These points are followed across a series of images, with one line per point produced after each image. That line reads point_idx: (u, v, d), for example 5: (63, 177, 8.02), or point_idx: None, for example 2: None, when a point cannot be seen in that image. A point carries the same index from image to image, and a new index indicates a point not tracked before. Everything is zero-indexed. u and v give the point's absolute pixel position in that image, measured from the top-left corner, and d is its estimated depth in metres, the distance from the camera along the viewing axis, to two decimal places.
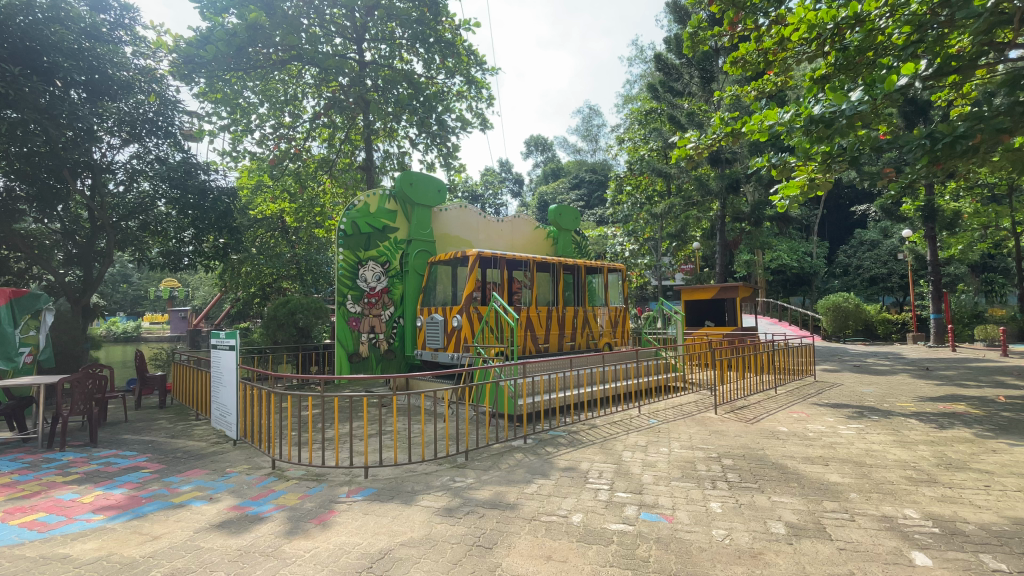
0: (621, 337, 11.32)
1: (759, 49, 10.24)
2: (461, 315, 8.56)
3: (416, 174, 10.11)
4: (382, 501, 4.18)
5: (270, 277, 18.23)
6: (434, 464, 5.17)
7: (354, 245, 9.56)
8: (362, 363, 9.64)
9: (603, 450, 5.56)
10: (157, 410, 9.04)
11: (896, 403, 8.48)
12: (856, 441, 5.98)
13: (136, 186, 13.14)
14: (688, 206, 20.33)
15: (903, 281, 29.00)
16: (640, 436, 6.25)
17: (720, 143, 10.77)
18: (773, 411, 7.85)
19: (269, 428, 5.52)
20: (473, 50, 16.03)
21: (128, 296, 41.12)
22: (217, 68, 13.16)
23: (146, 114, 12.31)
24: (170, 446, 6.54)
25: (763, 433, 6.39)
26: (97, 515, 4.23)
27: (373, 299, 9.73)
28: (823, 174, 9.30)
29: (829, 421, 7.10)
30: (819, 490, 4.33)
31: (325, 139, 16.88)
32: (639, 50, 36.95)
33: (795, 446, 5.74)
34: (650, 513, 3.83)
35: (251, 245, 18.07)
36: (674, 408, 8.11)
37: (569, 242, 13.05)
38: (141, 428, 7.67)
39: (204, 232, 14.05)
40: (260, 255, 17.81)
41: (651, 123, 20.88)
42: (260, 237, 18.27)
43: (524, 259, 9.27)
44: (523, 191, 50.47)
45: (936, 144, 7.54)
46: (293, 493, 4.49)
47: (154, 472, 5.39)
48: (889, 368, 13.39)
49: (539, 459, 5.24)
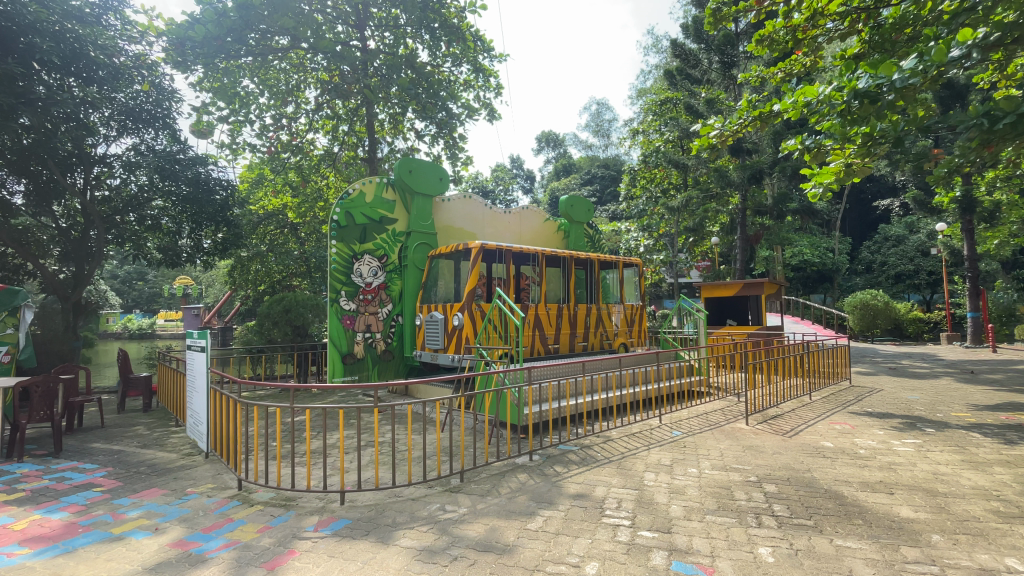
0: (637, 337, 10.49)
1: (788, 26, 9.16)
2: (462, 313, 7.88)
3: (415, 161, 9.36)
4: (354, 539, 3.44)
5: (280, 275, 17.56)
6: (424, 488, 4.41)
7: (348, 236, 8.80)
8: (357, 364, 8.84)
9: (621, 471, 4.76)
10: (139, 415, 8.43)
11: (951, 412, 7.53)
12: (918, 462, 5.12)
13: (131, 180, 12.75)
14: (707, 199, 19.37)
15: (931, 278, 27.70)
16: (663, 452, 5.44)
17: (747, 128, 9.75)
18: (812, 421, 6.98)
19: (234, 442, 4.81)
20: (480, 35, 15.25)
21: (143, 293, 41.88)
22: (210, 53, 12.39)
23: (144, 108, 12.13)
24: (136, 458, 5.87)
25: (805, 450, 5.55)
26: (21, 549, 3.56)
27: (369, 296, 8.98)
28: (862, 160, 8.44)
29: (879, 434, 6.23)
30: (893, 530, 3.52)
31: (328, 131, 16.43)
32: (654, 39, 35.87)
33: (847, 468, 4.90)
34: (683, 562, 3.06)
35: (261, 244, 17.57)
36: (699, 417, 7.29)
37: (582, 235, 12.25)
38: (115, 435, 7.03)
39: (201, 225, 13.56)
40: (268, 252, 17.01)
41: (665, 113, 20.00)
42: (268, 235, 17.66)
43: (532, 252, 8.54)
44: (534, 187, 49.57)
45: (995, 123, 6.56)
46: (252, 525, 3.77)
47: (106, 492, 4.72)
48: (929, 370, 12.39)
49: (546, 483, 4.45)
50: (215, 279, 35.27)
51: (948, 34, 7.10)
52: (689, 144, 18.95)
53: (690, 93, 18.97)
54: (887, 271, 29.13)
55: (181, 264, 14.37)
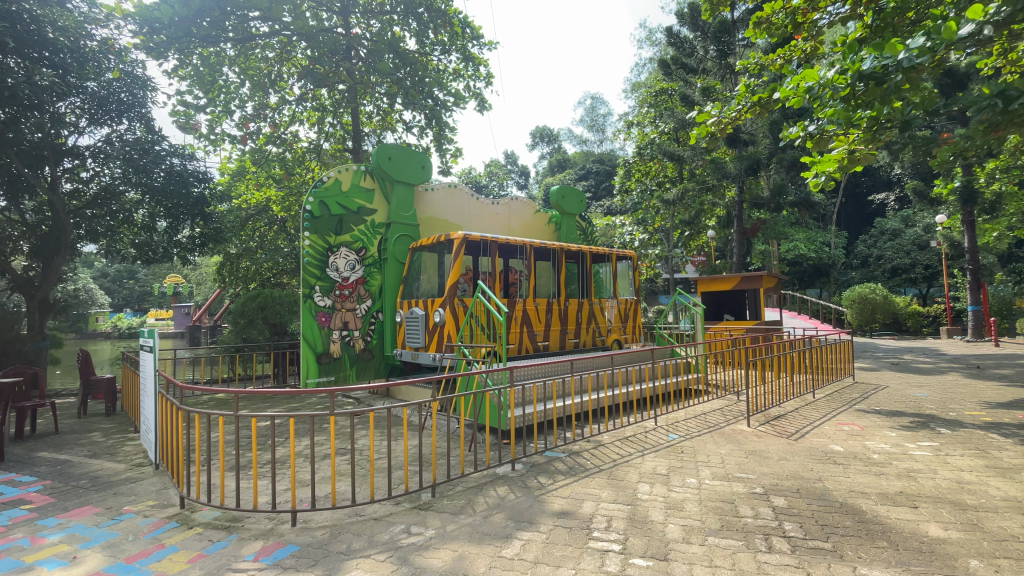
0: (632, 334, 10.01)
1: (786, 9, 8.83)
2: (443, 309, 7.34)
3: (394, 147, 8.85)
4: (297, 572, 2.94)
5: (271, 271, 16.28)
6: (389, 505, 3.91)
7: (323, 228, 8.23)
8: (333, 364, 8.27)
9: (612, 482, 4.28)
10: (100, 420, 7.87)
11: (964, 410, 7.11)
12: (939, 469, 4.66)
13: (105, 172, 12.17)
14: (703, 191, 18.91)
15: (928, 272, 27.42)
16: (659, 458, 4.95)
17: (746, 116, 9.24)
18: (818, 422, 6.51)
19: (177, 455, 4.27)
20: (469, 22, 14.68)
21: (134, 291, 41.33)
22: (181, 36, 11.74)
23: (117, 96, 11.56)
24: (80, 470, 5.33)
25: (814, 455, 5.08)
26: None
27: (346, 291, 8.41)
28: (866, 145, 7.92)
29: (891, 436, 5.76)
30: (924, 555, 3.05)
31: (312, 122, 15.88)
32: (647, 32, 35.25)
33: (862, 477, 4.42)
34: None
35: (251, 240, 16.33)
36: (698, 418, 6.81)
37: (574, 228, 11.76)
38: (67, 443, 6.47)
39: (179, 220, 12.84)
40: (258, 248, 16.07)
41: (661, 104, 19.53)
42: (259, 231, 16.47)
43: (520, 244, 8.05)
44: (529, 183, 49.07)
45: (1011, 103, 5.95)
46: (183, 553, 3.26)
47: (33, 511, 4.18)
48: (933, 365, 11.99)
49: (527, 498, 3.95)
50: (204, 276, 34.74)
51: (956, 12, 6.49)
52: (684, 135, 18.44)
53: (686, 83, 18.44)
54: (883, 265, 28.84)
55: (157, 261, 13.73)
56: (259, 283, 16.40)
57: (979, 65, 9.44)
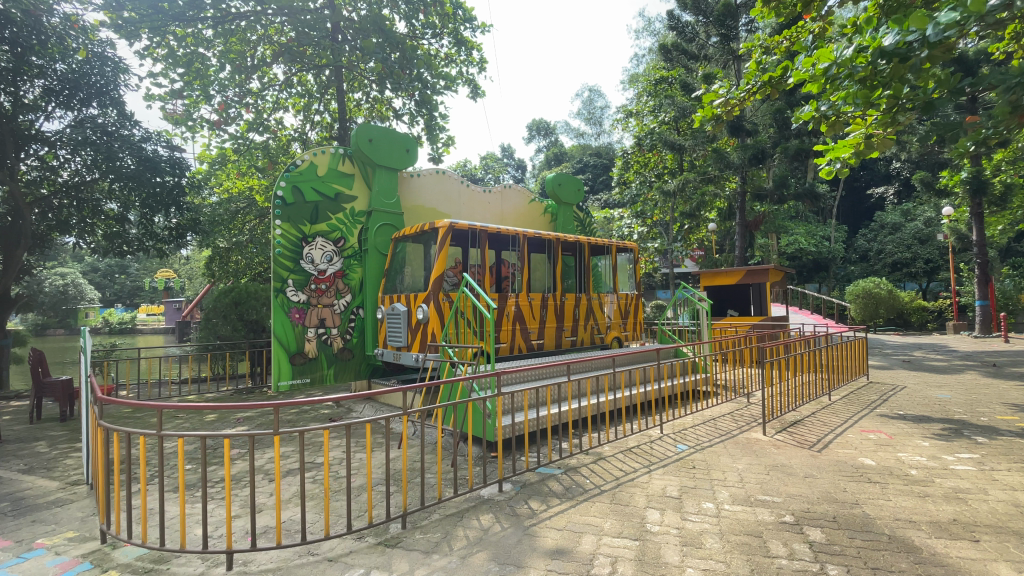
0: (633, 331, 9.38)
1: None
2: (427, 305, 6.67)
3: (376, 129, 8.13)
4: None
5: (258, 266, 15.60)
6: (350, 541, 3.26)
7: (296, 216, 7.54)
8: (308, 365, 7.60)
9: (615, 508, 3.65)
10: (53, 426, 7.16)
11: (995, 415, 6.51)
12: (990, 488, 4.06)
13: (74, 161, 11.26)
14: (704, 182, 18.24)
15: (929, 266, 26.91)
16: (669, 476, 4.32)
17: (755, 98, 8.47)
18: (839, 429, 5.92)
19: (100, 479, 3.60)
20: (461, 3, 13.94)
21: (125, 287, 40.55)
22: (159, 19, 11.03)
23: (89, 79, 10.80)
24: (8, 488, 4.65)
25: (844, 470, 4.47)
26: None
27: (322, 285, 7.75)
28: (884, 130, 7.11)
29: (925, 446, 5.16)
30: None
31: (297, 109, 15.14)
32: (645, 21, 34.45)
33: (906, 499, 3.81)
34: None
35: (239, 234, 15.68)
36: (707, 424, 6.21)
37: (570, 217, 11.11)
38: (6, 455, 5.78)
39: (152, 211, 11.94)
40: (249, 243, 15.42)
41: (661, 92, 18.85)
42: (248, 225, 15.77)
43: (512, 235, 7.39)
44: (525, 177, 48.37)
45: None
46: None
47: None
48: (947, 363, 11.42)
49: (515, 531, 3.31)
50: (194, 271, 34.02)
51: None
52: (685, 124, 17.73)
53: (687, 70, 17.72)
54: (884, 260, 28.35)
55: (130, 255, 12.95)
56: (250, 277, 15.79)
57: (998, 46, 8.68)
